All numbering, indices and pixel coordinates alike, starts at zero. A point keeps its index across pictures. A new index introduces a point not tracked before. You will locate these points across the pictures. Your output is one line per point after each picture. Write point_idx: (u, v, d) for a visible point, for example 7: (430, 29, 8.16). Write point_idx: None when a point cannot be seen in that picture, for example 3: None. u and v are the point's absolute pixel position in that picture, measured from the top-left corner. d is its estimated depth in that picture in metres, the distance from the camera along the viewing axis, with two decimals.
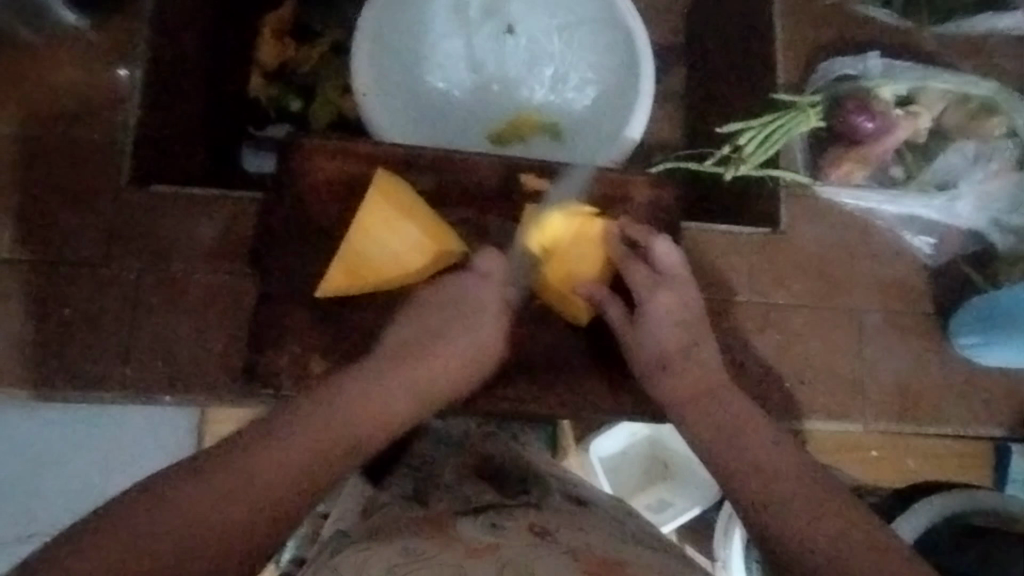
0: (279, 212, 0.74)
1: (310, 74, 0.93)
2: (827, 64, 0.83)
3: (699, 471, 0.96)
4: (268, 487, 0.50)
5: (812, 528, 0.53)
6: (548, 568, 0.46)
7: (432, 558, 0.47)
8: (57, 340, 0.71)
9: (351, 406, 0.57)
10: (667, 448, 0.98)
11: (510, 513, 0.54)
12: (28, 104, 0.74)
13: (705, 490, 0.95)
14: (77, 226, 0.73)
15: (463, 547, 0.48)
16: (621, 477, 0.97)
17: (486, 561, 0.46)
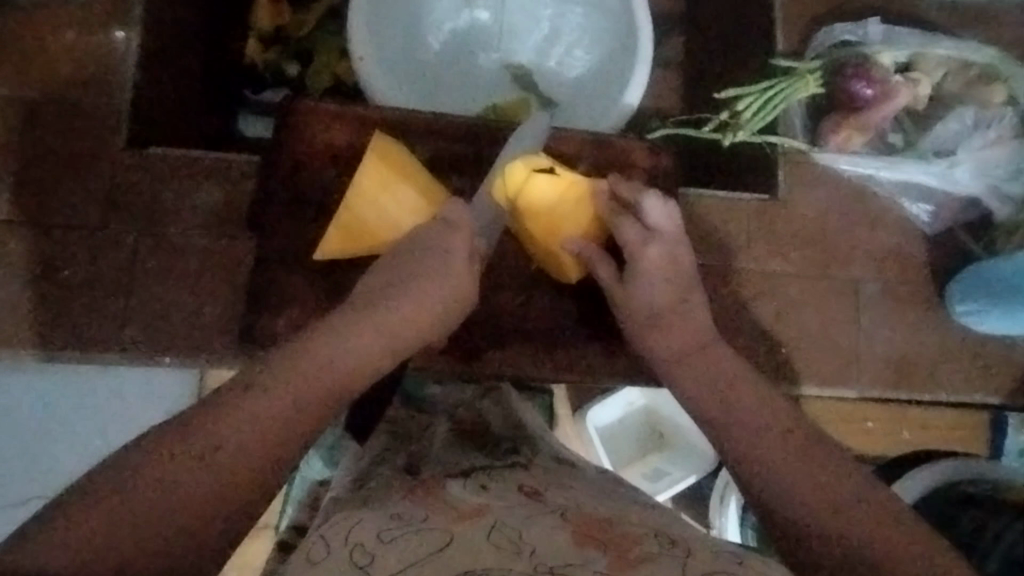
0: (275, 175, 0.73)
1: (307, 39, 0.93)
2: (827, 30, 0.82)
3: (694, 441, 0.96)
4: (247, 454, 0.49)
5: (801, 487, 0.54)
6: (538, 526, 0.46)
7: (424, 523, 0.47)
8: (55, 303, 0.72)
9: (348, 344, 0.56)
10: (663, 418, 0.98)
11: (500, 475, 0.55)
12: (24, 67, 0.74)
13: (700, 458, 0.95)
14: (74, 189, 0.73)
15: (455, 509, 0.49)
16: (616, 446, 0.98)
17: (477, 523, 0.46)
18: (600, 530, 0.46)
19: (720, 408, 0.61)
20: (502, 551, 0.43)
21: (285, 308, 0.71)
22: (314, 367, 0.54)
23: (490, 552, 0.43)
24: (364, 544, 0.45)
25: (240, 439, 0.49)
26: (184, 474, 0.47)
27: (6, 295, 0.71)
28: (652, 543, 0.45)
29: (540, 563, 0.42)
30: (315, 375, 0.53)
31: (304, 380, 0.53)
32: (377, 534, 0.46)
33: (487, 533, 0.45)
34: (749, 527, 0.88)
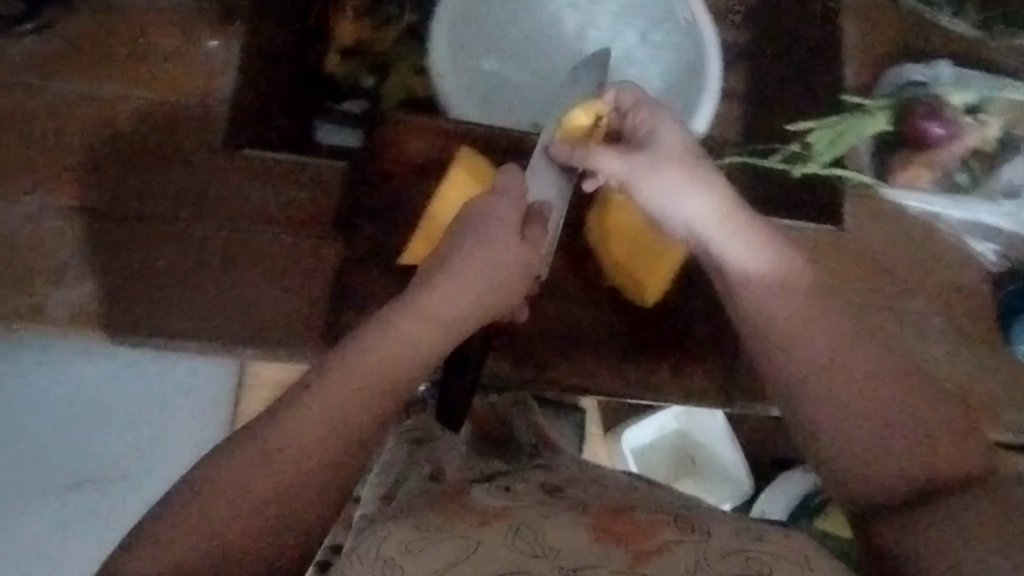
0: (361, 182, 0.78)
1: (386, 55, 0.97)
2: (897, 71, 0.84)
3: (729, 466, 1.02)
4: (317, 441, 0.56)
5: None
6: (560, 527, 0.51)
7: (445, 531, 0.52)
8: (147, 292, 0.74)
9: (347, 384, 0.58)
10: (696, 444, 1.03)
11: (517, 478, 0.63)
12: (130, 72, 0.78)
13: (735, 483, 1.01)
14: (171, 183, 0.76)
15: (476, 511, 0.56)
16: (650, 468, 1.02)
17: (500, 526, 0.52)
18: (615, 523, 0.51)
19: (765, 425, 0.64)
20: (523, 552, 0.49)
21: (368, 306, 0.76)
22: (383, 350, 0.60)
23: (515, 553, 0.49)
24: (392, 558, 0.50)
25: (333, 414, 0.57)
26: (289, 464, 0.55)
27: (100, 283, 0.74)
28: (669, 529, 0.50)
29: (561, 564, 0.47)
30: (387, 358, 0.60)
31: (376, 363, 0.59)
32: (403, 545, 0.51)
33: (510, 537, 0.50)
34: None
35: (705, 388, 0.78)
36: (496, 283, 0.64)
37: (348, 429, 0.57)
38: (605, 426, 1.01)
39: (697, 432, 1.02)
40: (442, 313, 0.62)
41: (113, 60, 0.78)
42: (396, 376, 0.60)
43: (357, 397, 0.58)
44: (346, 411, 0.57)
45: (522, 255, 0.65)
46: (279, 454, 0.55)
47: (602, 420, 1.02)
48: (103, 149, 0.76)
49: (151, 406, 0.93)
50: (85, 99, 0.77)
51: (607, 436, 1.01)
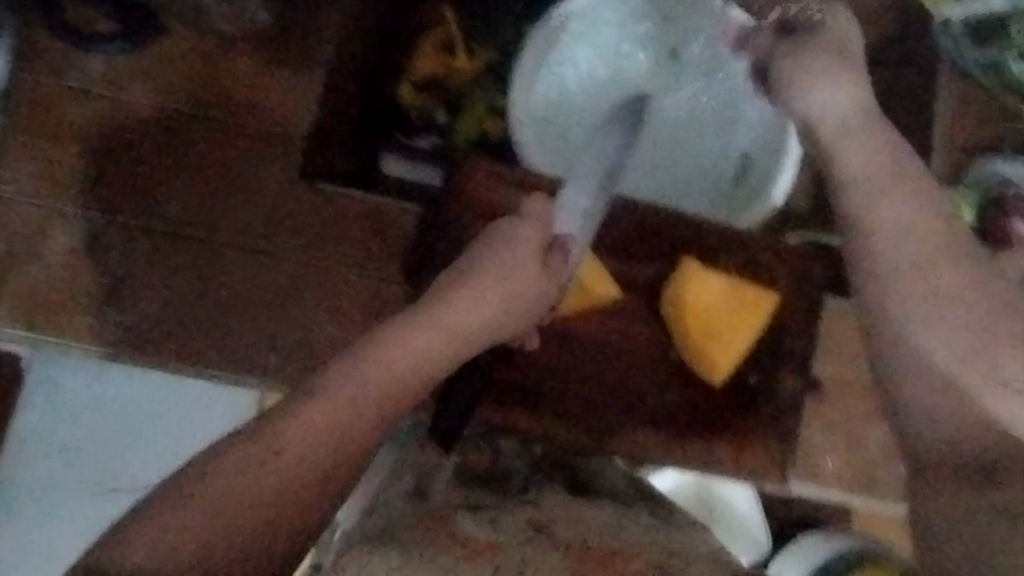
0: (444, 232, 0.73)
1: (459, 92, 0.95)
2: (985, 161, 0.81)
3: (748, 526, 1.09)
4: (277, 485, 0.53)
5: None
6: (538, 554, 0.48)
7: (426, 560, 0.46)
8: (208, 319, 0.71)
9: (389, 370, 0.60)
10: (719, 504, 1.07)
11: (512, 513, 0.57)
12: (208, 87, 0.74)
13: (751, 540, 1.08)
14: (245, 211, 0.73)
15: (467, 537, 0.50)
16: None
17: (483, 562, 0.46)
18: (606, 561, 0.49)
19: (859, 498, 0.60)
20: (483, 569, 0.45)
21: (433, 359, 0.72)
22: (397, 366, 0.61)
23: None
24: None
25: (342, 407, 0.57)
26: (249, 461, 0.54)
27: (159, 302, 0.71)
28: None
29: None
30: (385, 381, 0.60)
31: (387, 368, 0.60)
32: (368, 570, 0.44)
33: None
34: None
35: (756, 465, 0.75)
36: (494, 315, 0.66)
37: (340, 425, 0.57)
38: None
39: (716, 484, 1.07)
40: (453, 327, 0.64)
41: (194, 72, 0.75)
42: (393, 393, 0.60)
43: (337, 429, 0.56)
44: (357, 413, 0.58)
45: (524, 292, 0.68)
46: (276, 455, 0.54)
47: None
48: (173, 167, 0.72)
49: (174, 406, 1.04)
50: (161, 113, 0.73)
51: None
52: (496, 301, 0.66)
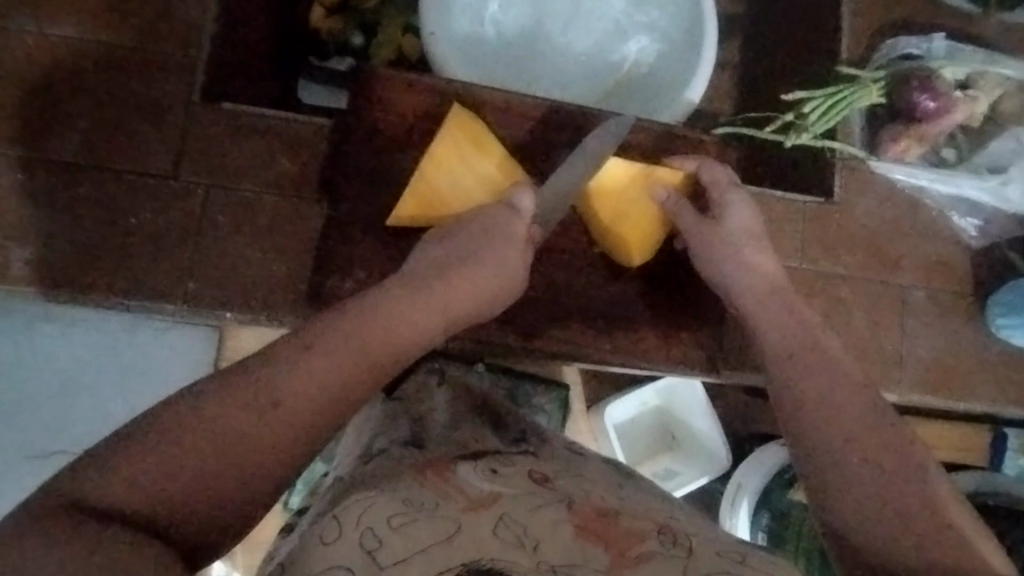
0: (347, 140, 0.75)
1: (374, 13, 0.93)
2: (892, 43, 0.84)
3: (707, 443, 0.95)
4: (262, 451, 0.50)
5: (855, 485, 0.54)
6: (542, 520, 0.48)
7: (434, 510, 0.48)
8: (123, 247, 0.73)
9: (378, 325, 0.57)
10: (674, 418, 0.97)
11: (510, 460, 0.57)
12: (102, 18, 0.76)
13: (713, 461, 0.94)
14: (147, 134, 0.75)
15: (468, 494, 0.51)
16: (629, 444, 0.96)
17: (486, 513, 0.48)
18: (602, 524, 0.49)
19: (799, 410, 0.60)
20: (506, 543, 0.46)
21: (352, 270, 0.73)
22: (387, 324, 0.57)
23: (495, 544, 0.46)
24: (374, 529, 0.46)
25: (321, 389, 0.52)
26: (232, 427, 0.49)
27: (72, 235, 0.73)
28: (654, 543, 0.48)
29: (543, 561, 0.45)
30: (381, 344, 0.56)
31: (359, 343, 0.55)
32: (387, 519, 0.47)
33: (495, 526, 0.47)
34: (760, 529, 0.91)
35: (688, 354, 0.78)
36: (474, 296, 0.64)
37: (334, 399, 0.53)
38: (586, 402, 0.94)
39: (678, 407, 0.96)
40: (457, 297, 0.63)
41: (86, 4, 0.76)
42: (378, 362, 0.56)
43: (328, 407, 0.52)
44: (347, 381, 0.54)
45: (507, 275, 0.66)
46: (275, 407, 0.51)
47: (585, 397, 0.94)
48: (72, 98, 0.74)
49: (137, 376, 0.82)
50: (56, 47, 0.75)
51: (589, 412, 0.93)
52: (490, 269, 0.65)
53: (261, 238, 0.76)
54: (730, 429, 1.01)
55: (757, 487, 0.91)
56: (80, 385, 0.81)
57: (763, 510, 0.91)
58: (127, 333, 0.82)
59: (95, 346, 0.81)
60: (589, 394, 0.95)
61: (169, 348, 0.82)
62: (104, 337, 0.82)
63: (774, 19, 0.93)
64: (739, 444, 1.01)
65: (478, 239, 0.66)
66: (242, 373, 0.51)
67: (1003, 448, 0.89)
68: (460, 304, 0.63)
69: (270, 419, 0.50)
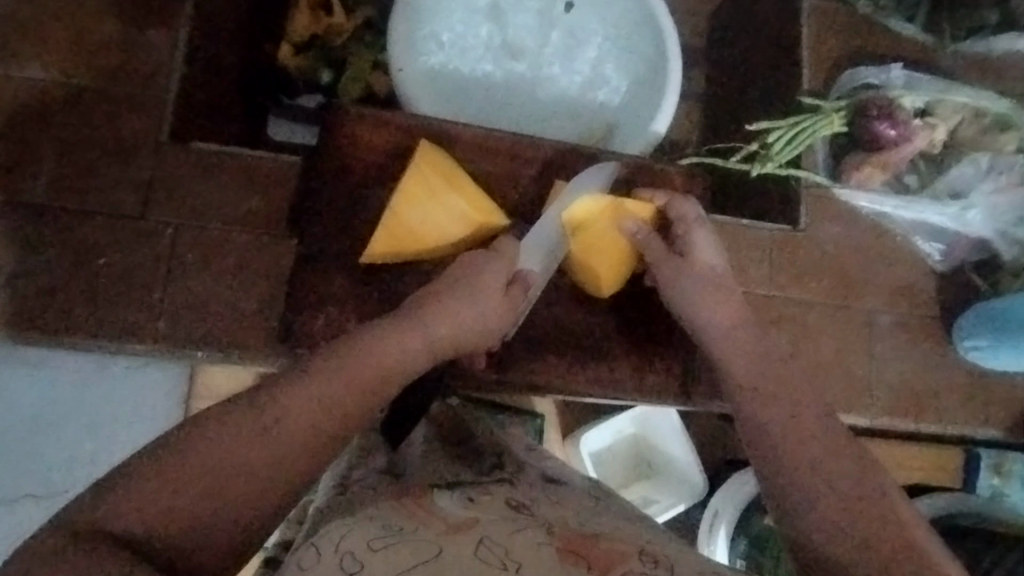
0: (317, 176, 0.75)
1: (343, 51, 0.94)
2: (851, 73, 0.86)
3: (685, 470, 0.95)
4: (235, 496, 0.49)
5: (830, 505, 0.55)
6: (523, 542, 0.48)
7: (415, 535, 0.48)
8: (89, 287, 0.72)
9: (373, 353, 0.57)
10: (651, 446, 0.97)
11: (487, 489, 0.57)
12: (69, 59, 0.76)
13: (691, 487, 0.94)
14: (114, 173, 0.75)
15: (445, 521, 0.50)
16: (606, 472, 0.96)
17: (466, 536, 0.48)
18: (584, 546, 0.48)
19: (771, 434, 0.60)
20: (487, 566, 0.45)
21: (323, 306, 0.73)
22: (378, 354, 0.57)
23: (476, 566, 0.45)
24: (354, 552, 0.46)
25: (301, 422, 0.52)
26: (200, 462, 0.48)
27: (38, 276, 0.72)
28: (637, 562, 0.48)
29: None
30: (379, 363, 0.57)
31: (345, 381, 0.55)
32: (367, 542, 0.47)
33: (476, 547, 0.47)
34: (738, 555, 0.91)
35: (661, 382, 0.78)
36: (468, 323, 0.63)
37: (328, 426, 0.53)
38: (562, 430, 0.94)
39: (655, 435, 0.96)
40: (432, 333, 0.61)
41: (54, 45, 0.76)
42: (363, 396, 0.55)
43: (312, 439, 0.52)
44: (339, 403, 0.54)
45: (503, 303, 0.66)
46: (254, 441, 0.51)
47: (562, 428, 0.94)
48: (38, 140, 0.74)
49: (108, 419, 0.81)
50: (22, 87, 0.74)
51: (564, 441, 0.92)
52: (466, 312, 0.63)
53: (231, 275, 0.75)
54: (706, 457, 1.01)
55: (734, 514, 0.91)
56: (53, 430, 0.80)
57: (740, 536, 0.92)
58: (95, 376, 0.80)
59: (65, 391, 0.80)
60: (565, 425, 0.95)
61: (140, 388, 0.81)
62: (72, 381, 0.80)
63: (738, 50, 0.95)
64: (716, 472, 1.01)
65: (464, 269, 0.66)
66: (208, 414, 0.51)
67: (976, 468, 0.90)
68: (451, 329, 0.62)
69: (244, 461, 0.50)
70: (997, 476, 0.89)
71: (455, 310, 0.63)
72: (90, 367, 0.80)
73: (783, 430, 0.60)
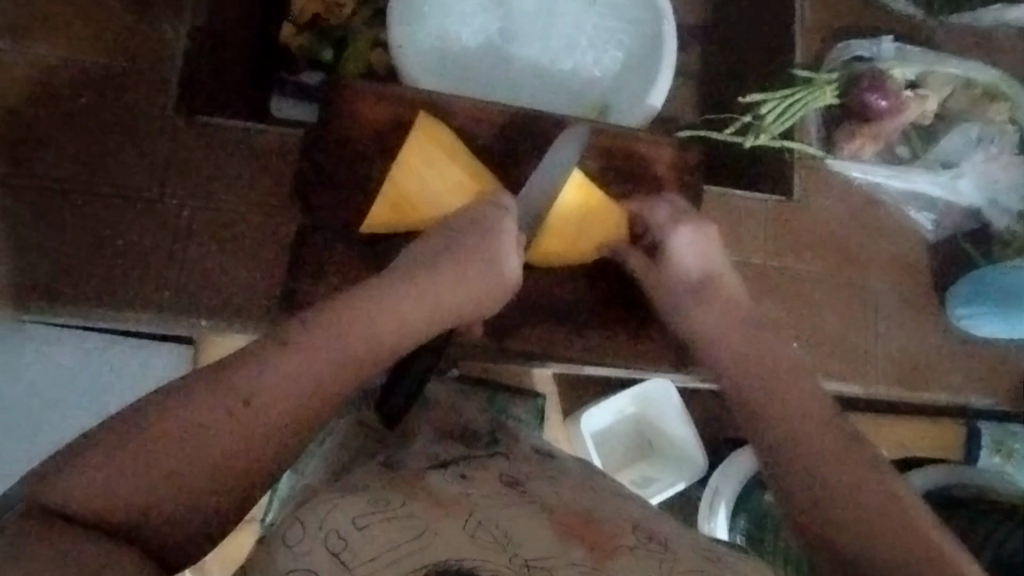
0: (319, 150, 0.76)
1: (344, 29, 0.95)
2: (844, 45, 0.88)
3: (685, 448, 0.96)
4: (248, 449, 0.50)
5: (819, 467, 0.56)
6: (517, 519, 0.49)
7: (403, 510, 0.49)
8: (96, 258, 0.74)
9: (377, 318, 0.58)
10: (652, 425, 0.97)
11: (482, 464, 0.58)
12: (75, 36, 0.77)
13: (691, 466, 0.95)
14: (120, 147, 0.76)
15: (434, 495, 0.52)
16: (607, 451, 0.96)
17: (456, 515, 0.49)
18: (581, 525, 0.50)
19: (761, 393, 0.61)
20: (475, 539, 0.47)
21: (326, 277, 0.75)
22: (382, 320, 0.58)
23: (467, 542, 0.46)
24: (339, 532, 0.47)
25: (291, 386, 0.52)
26: (203, 424, 0.50)
27: (46, 249, 0.73)
28: (632, 537, 0.49)
29: (519, 557, 0.45)
30: (386, 326, 0.58)
31: (334, 348, 0.55)
32: (351, 522, 0.48)
33: (466, 527, 0.48)
34: (739, 530, 0.91)
35: (654, 353, 0.79)
36: (471, 290, 0.64)
37: (325, 389, 0.54)
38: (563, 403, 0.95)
39: (655, 415, 0.96)
40: (432, 301, 0.62)
41: (60, 23, 0.77)
42: (360, 364, 0.56)
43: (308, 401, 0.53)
44: (340, 364, 0.55)
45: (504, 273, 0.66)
46: (247, 405, 0.51)
47: (561, 402, 0.95)
48: (46, 115, 0.75)
49: (112, 394, 0.81)
50: (29, 64, 0.76)
51: (566, 420, 0.93)
52: (468, 291, 0.64)
53: (234, 248, 0.77)
54: (704, 431, 1.02)
55: (734, 490, 0.93)
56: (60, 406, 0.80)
57: (740, 513, 0.93)
58: (105, 352, 0.81)
59: (76, 365, 0.81)
60: (565, 398, 0.96)
61: (145, 363, 0.81)
62: (83, 356, 0.81)
63: (734, 26, 0.96)
64: (713, 447, 1.02)
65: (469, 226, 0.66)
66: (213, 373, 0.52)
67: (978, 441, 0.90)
68: (452, 298, 0.63)
69: (245, 422, 0.51)
70: (999, 455, 0.89)
71: (457, 277, 0.64)
72: (101, 345, 0.81)
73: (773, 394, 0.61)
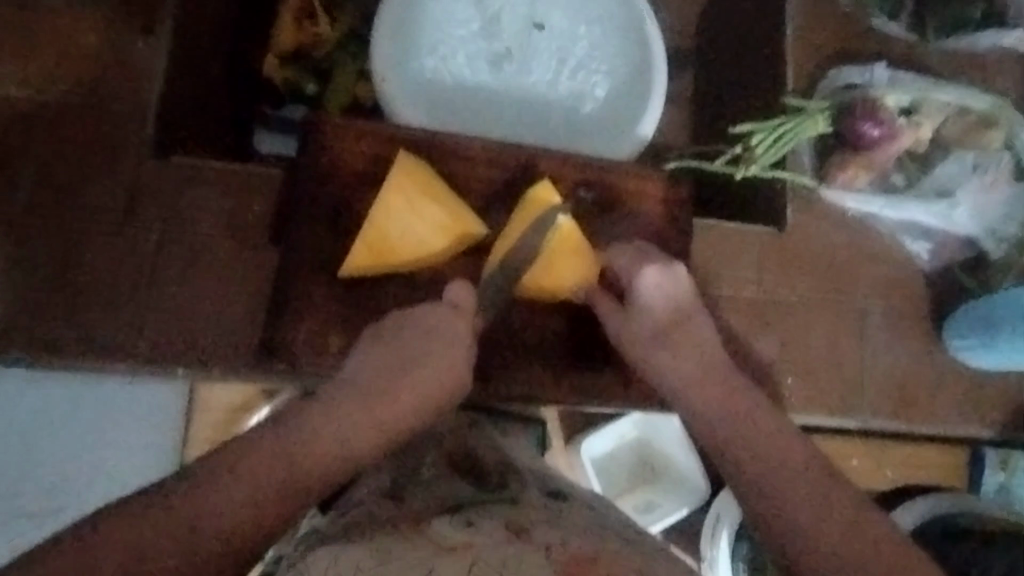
0: (297, 188, 0.75)
1: (329, 61, 0.94)
2: (834, 73, 0.86)
3: (686, 474, 0.92)
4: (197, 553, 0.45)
5: (820, 508, 0.53)
6: (522, 563, 0.46)
7: (405, 556, 0.47)
8: (71, 305, 0.73)
9: (336, 411, 0.54)
10: (653, 451, 0.94)
11: (487, 508, 0.56)
12: (48, 76, 0.76)
13: (692, 492, 0.91)
14: (95, 190, 0.75)
15: (440, 541, 0.49)
16: (608, 479, 0.92)
17: (461, 557, 0.46)
18: (583, 567, 0.47)
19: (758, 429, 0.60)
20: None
21: (306, 319, 0.73)
22: (343, 414, 0.54)
23: None
24: None
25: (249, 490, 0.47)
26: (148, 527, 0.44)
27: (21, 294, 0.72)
28: None
29: None
30: (351, 419, 0.54)
31: (301, 442, 0.51)
32: (357, 567, 0.46)
33: (469, 569, 0.45)
34: (740, 560, 0.88)
35: (643, 391, 0.78)
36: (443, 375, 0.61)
37: (284, 481, 0.49)
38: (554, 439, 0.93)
39: (656, 440, 0.93)
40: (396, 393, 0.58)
41: (32, 63, 0.76)
42: (325, 453, 0.52)
43: (265, 503, 0.48)
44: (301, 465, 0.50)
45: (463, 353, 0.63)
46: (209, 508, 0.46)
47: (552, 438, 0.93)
48: (18, 158, 0.74)
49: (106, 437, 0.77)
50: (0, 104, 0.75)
51: (566, 447, 0.90)
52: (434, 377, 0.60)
53: (211, 289, 0.75)
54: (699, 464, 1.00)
55: (736, 517, 0.88)
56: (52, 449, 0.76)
57: (743, 539, 0.89)
58: (95, 392, 0.77)
59: (62, 409, 0.76)
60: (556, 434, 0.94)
61: (139, 404, 0.77)
62: (73, 397, 0.76)
63: (721, 52, 0.95)
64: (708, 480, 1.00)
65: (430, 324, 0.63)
66: None
67: (981, 466, 0.87)
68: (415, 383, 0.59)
69: (208, 519, 0.46)
70: (1003, 471, 0.86)
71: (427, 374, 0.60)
72: (90, 386, 0.76)
73: (764, 431, 0.59)
